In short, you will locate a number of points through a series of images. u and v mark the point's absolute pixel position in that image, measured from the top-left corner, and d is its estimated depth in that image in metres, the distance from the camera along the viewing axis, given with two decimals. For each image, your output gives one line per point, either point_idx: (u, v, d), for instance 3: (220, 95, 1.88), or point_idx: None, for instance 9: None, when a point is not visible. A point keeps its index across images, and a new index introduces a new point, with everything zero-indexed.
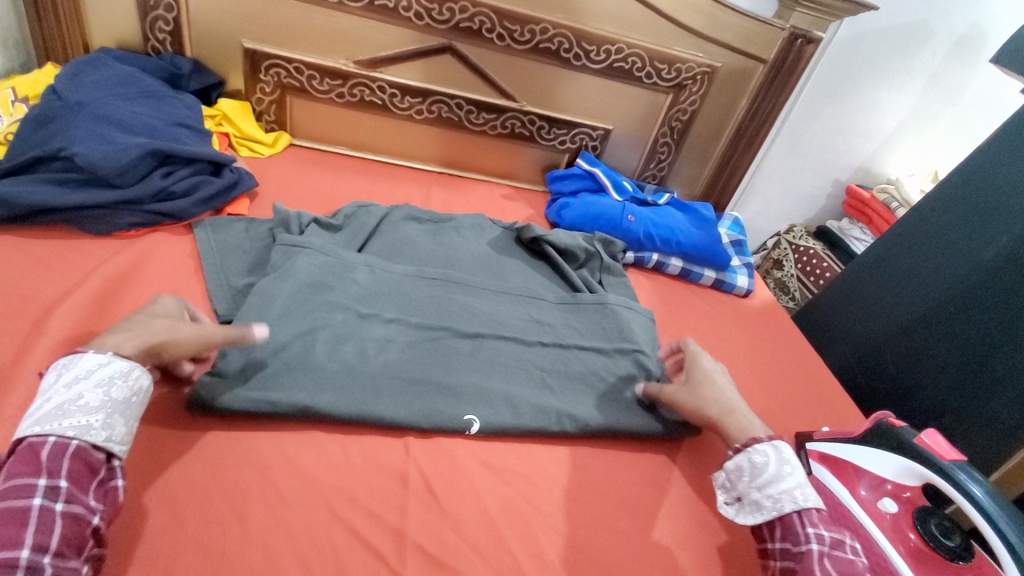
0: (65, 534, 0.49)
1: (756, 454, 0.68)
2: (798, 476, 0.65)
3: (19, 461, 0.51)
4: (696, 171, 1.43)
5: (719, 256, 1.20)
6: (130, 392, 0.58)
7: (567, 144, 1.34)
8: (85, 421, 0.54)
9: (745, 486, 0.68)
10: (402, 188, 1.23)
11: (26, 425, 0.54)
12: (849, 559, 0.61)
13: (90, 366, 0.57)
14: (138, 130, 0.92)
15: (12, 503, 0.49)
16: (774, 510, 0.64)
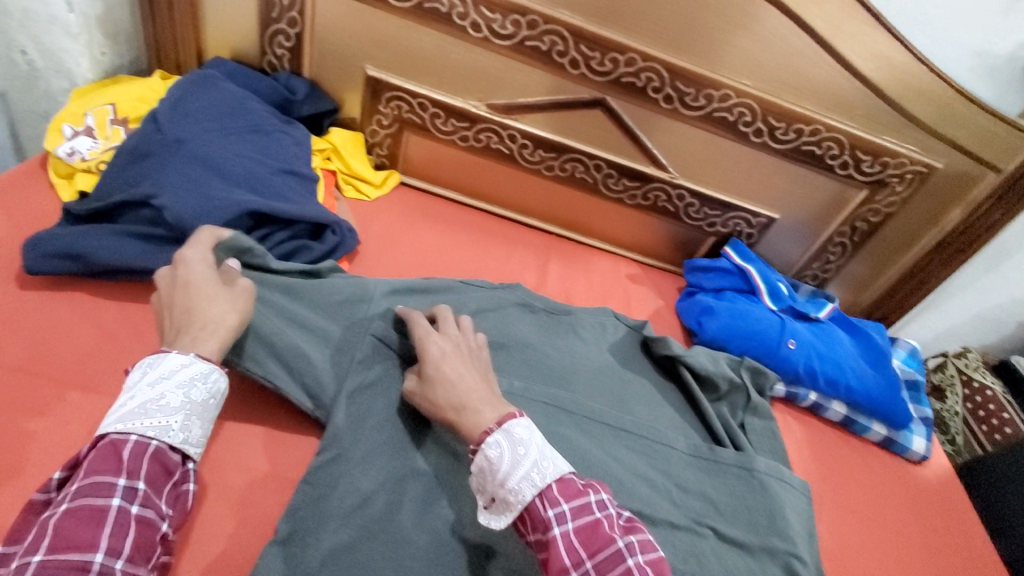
0: (136, 542, 0.48)
1: (489, 448, 0.56)
2: (530, 458, 0.56)
3: (99, 458, 0.49)
4: (870, 278, 1.17)
5: (897, 410, 0.95)
6: (209, 395, 0.56)
7: (716, 227, 1.11)
8: (164, 423, 0.52)
9: (488, 485, 0.56)
10: (516, 256, 1.06)
11: (106, 422, 0.51)
12: (596, 525, 0.54)
13: (173, 365, 0.54)
14: (238, 179, 0.79)
15: (91, 505, 0.47)
16: (519, 502, 0.55)
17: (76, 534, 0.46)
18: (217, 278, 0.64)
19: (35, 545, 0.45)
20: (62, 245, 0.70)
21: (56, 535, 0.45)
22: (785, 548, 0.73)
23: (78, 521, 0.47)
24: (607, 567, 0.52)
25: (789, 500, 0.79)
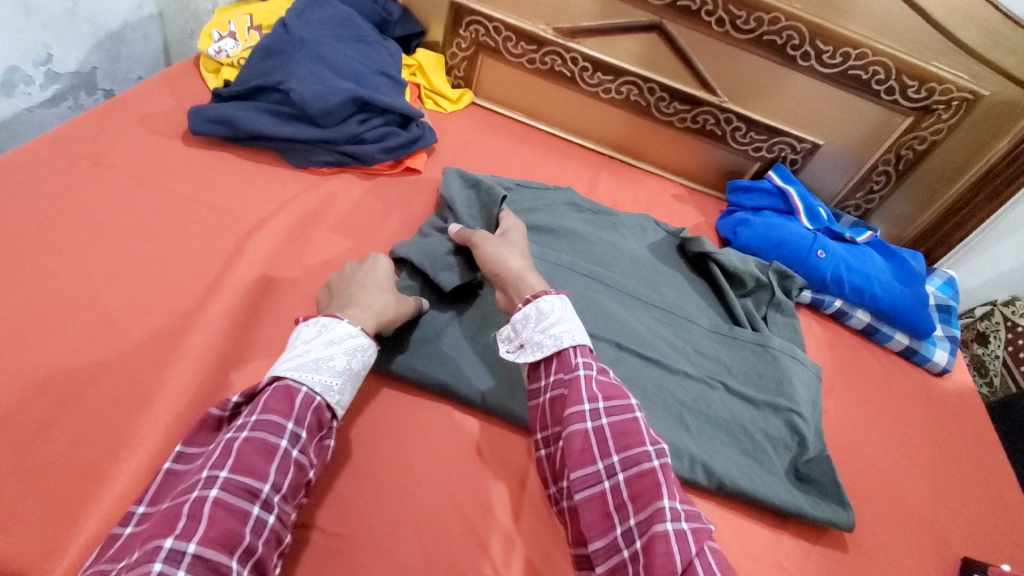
0: (292, 482, 0.55)
1: (543, 302, 0.71)
2: (574, 322, 0.70)
3: (275, 398, 0.58)
4: (913, 212, 1.21)
5: (923, 322, 1.00)
6: (361, 367, 0.66)
7: (761, 152, 1.19)
8: (330, 382, 0.62)
9: (530, 331, 0.70)
10: (571, 168, 1.19)
11: (283, 368, 0.61)
12: (613, 384, 0.66)
13: (342, 334, 0.65)
14: (346, 75, 0.96)
15: (265, 440, 0.55)
16: (554, 346, 0.68)
17: (252, 461, 0.54)
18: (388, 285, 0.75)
19: (218, 463, 0.53)
20: (217, 113, 0.90)
21: (237, 459, 0.53)
22: (787, 405, 0.83)
23: (254, 451, 0.54)
24: (617, 413, 0.63)
25: (798, 374, 0.88)
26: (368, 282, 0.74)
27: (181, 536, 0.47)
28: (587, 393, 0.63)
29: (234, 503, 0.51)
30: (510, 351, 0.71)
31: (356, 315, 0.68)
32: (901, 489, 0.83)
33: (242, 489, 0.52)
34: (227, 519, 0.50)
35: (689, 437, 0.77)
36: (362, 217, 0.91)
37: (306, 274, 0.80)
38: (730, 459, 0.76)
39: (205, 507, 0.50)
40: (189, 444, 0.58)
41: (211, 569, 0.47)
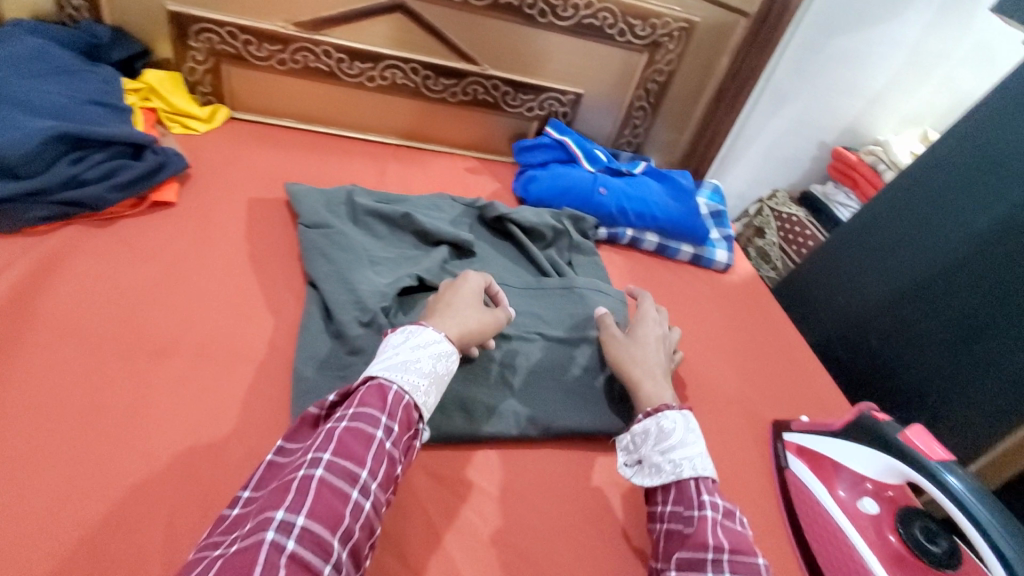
0: (384, 473, 0.54)
1: (665, 420, 0.62)
2: (699, 447, 0.61)
3: (368, 395, 0.57)
4: (675, 135, 1.36)
5: (698, 231, 1.13)
6: (447, 370, 0.63)
7: (535, 111, 1.25)
8: (416, 382, 0.59)
9: (649, 449, 0.62)
10: (353, 164, 1.14)
11: (375, 370, 0.60)
12: (739, 531, 0.56)
13: (429, 338, 0.63)
14: (45, 111, 0.83)
15: (364, 429, 0.54)
16: (673, 473, 0.59)
17: (352, 447, 0.53)
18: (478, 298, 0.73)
19: (322, 447, 0.52)
20: None
21: (340, 444, 0.53)
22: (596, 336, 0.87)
23: (355, 439, 0.53)
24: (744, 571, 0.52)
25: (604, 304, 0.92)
26: (457, 294, 0.72)
27: (290, 508, 0.47)
28: (712, 543, 0.53)
29: (338, 485, 0.50)
30: (628, 466, 0.64)
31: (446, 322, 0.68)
32: (710, 376, 0.91)
33: (344, 474, 0.51)
34: (332, 497, 0.49)
35: (513, 396, 0.77)
36: (102, 267, 0.78)
37: (33, 350, 0.67)
38: (555, 403, 0.78)
39: (312, 486, 0.49)
40: (290, 440, 0.58)
41: (317, 544, 0.47)
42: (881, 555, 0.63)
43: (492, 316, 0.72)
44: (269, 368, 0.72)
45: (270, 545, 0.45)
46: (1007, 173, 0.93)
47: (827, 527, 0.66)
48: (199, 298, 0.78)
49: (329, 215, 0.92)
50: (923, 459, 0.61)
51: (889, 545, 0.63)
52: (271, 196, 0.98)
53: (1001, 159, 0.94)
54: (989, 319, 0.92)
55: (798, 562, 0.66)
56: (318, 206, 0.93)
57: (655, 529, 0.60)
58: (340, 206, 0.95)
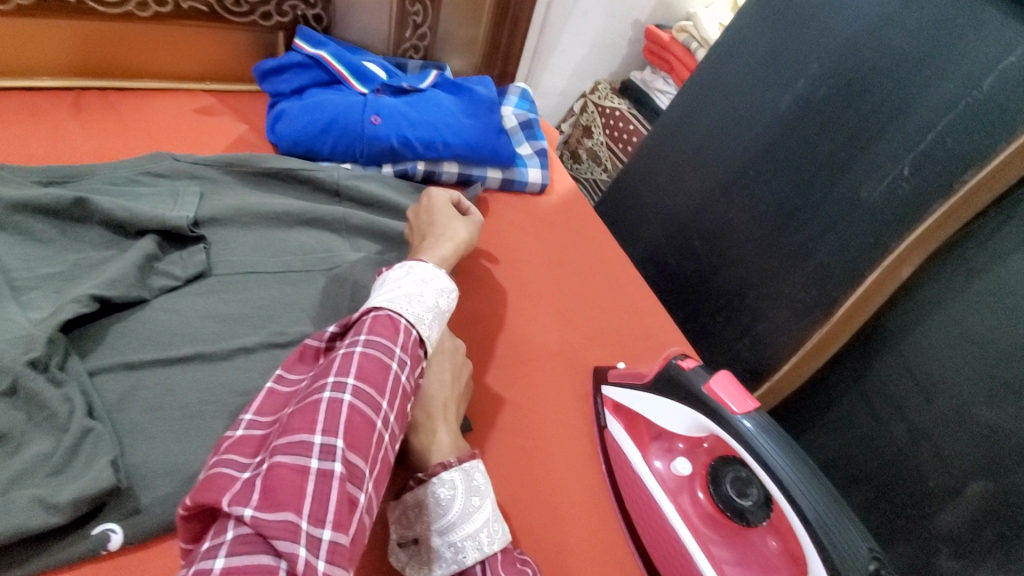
0: (403, 406, 0.48)
1: (441, 488, 0.52)
2: (485, 512, 0.52)
3: (379, 323, 0.49)
4: (470, 30, 1.13)
5: (502, 151, 0.96)
6: (449, 307, 0.58)
7: (275, 18, 0.95)
8: (420, 315, 0.53)
9: (425, 527, 0.52)
10: (8, 129, 0.79)
11: (377, 302, 0.53)
12: None
13: (429, 273, 0.58)
14: None
15: (381, 355, 0.47)
16: (454, 560, 0.50)
17: (375, 371, 0.46)
18: (450, 209, 0.78)
19: (343, 369, 0.45)
20: None
21: (361, 366, 0.45)
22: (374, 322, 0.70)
23: (375, 363, 0.46)
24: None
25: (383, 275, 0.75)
26: (434, 215, 0.76)
27: (327, 429, 0.40)
28: None
29: (365, 413, 0.43)
30: (401, 547, 0.53)
31: (436, 252, 0.70)
32: (526, 329, 0.79)
33: (371, 400, 0.44)
34: (366, 422, 0.43)
35: None
36: None
37: None
38: None
39: (344, 408, 0.42)
40: (289, 369, 0.52)
41: (353, 474, 0.40)
42: (696, 520, 0.57)
43: (469, 225, 0.77)
44: None
45: (316, 473, 0.38)
46: (809, 40, 0.84)
47: (641, 495, 0.59)
48: None
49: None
50: (728, 415, 0.53)
51: (699, 506, 0.58)
52: None
53: (801, 25, 0.85)
54: (793, 207, 0.87)
55: (631, 550, 0.60)
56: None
57: None
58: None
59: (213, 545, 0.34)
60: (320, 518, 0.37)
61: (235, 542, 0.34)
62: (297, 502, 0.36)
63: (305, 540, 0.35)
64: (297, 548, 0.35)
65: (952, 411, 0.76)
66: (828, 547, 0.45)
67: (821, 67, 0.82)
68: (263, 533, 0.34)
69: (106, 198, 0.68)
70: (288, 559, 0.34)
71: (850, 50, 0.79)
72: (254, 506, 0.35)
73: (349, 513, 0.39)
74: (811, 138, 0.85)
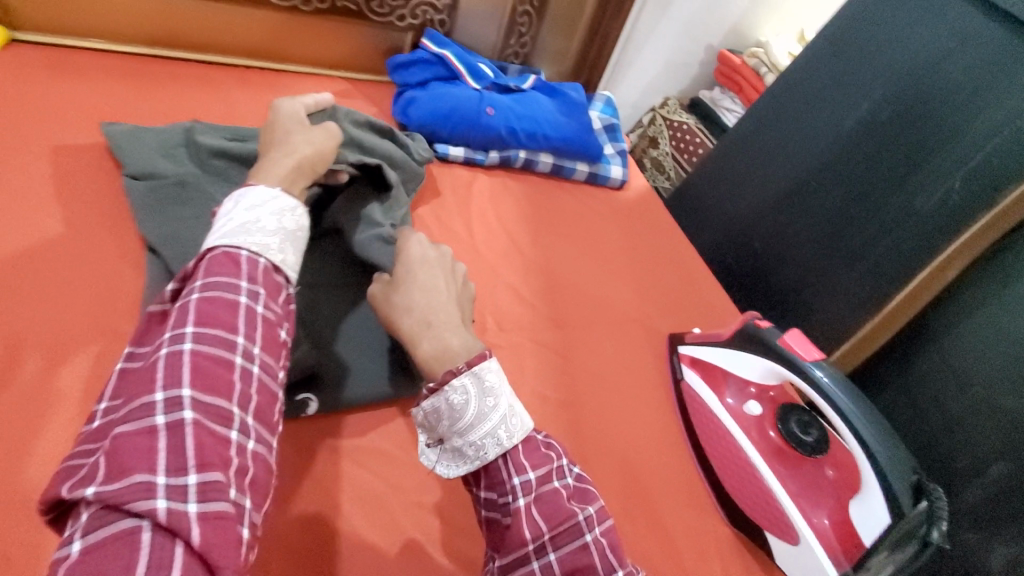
0: (265, 335, 0.46)
1: (452, 392, 0.50)
2: (500, 411, 0.50)
3: (214, 263, 0.46)
4: (564, 43, 1.27)
5: (591, 147, 1.09)
6: (298, 226, 0.53)
7: (407, 20, 1.10)
8: (265, 241, 0.49)
9: (447, 430, 0.51)
10: (193, 94, 0.94)
11: (212, 237, 0.48)
12: (556, 498, 0.48)
13: (262, 197, 0.53)
14: None
15: (224, 295, 0.44)
16: (477, 457, 0.49)
17: (219, 313, 0.43)
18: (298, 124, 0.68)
19: (179, 321, 0.42)
20: None
21: (201, 314, 0.43)
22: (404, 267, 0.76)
23: (220, 306, 0.44)
24: (565, 543, 0.47)
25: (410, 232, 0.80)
26: (280, 131, 0.66)
27: (172, 383, 0.39)
28: (526, 534, 0.46)
29: (217, 356, 0.42)
30: (431, 448, 0.53)
31: (271, 169, 0.59)
32: (610, 298, 0.90)
33: (220, 341, 0.42)
34: (220, 368, 0.41)
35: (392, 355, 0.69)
36: None
37: None
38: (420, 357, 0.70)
39: (186, 359, 0.40)
40: (138, 344, 0.45)
41: (220, 416, 0.40)
42: (767, 451, 0.69)
43: (325, 131, 0.67)
44: (110, 358, 0.60)
45: (165, 428, 0.37)
46: (879, 67, 0.94)
47: (717, 430, 0.72)
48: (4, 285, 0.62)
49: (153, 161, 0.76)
50: (799, 362, 0.64)
51: (770, 440, 0.70)
52: (79, 145, 0.78)
53: (868, 53, 0.96)
54: (851, 215, 0.99)
55: (703, 479, 0.71)
56: (150, 151, 0.77)
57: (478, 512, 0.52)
58: (177, 147, 0.80)
59: (71, 531, 0.34)
60: (181, 467, 0.37)
61: (90, 521, 0.34)
62: (148, 462, 0.36)
63: (166, 491, 0.35)
64: (156, 503, 0.34)
65: (983, 401, 0.87)
66: (882, 464, 0.58)
67: (885, 92, 0.94)
68: (116, 504, 0.34)
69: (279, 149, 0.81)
70: (149, 515, 0.34)
71: (912, 79, 0.90)
72: (98, 483, 0.34)
73: (217, 450, 0.39)
74: (873, 154, 0.96)
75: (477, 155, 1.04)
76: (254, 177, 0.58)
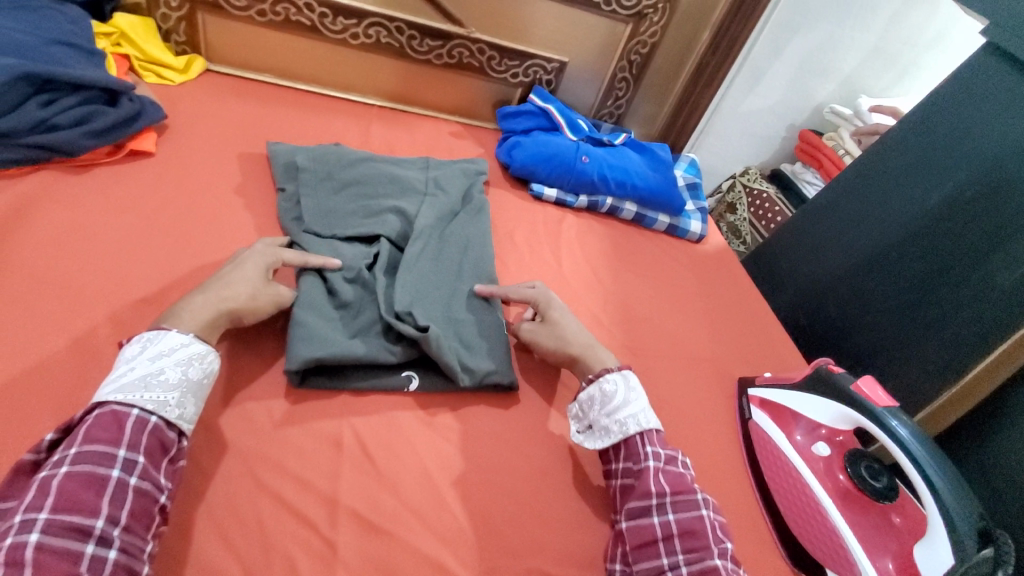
0: (133, 510, 0.49)
1: (606, 383, 0.69)
2: (639, 403, 0.69)
3: (99, 426, 0.51)
4: (654, 109, 1.39)
5: (675, 201, 1.17)
6: (203, 374, 0.58)
7: (519, 78, 1.25)
8: (163, 397, 0.54)
9: (597, 413, 0.69)
10: (338, 124, 1.12)
11: (108, 394, 0.53)
12: (680, 474, 0.65)
13: (172, 345, 0.57)
14: (4, 49, 0.77)
15: (92, 471, 0.49)
16: (621, 432, 0.67)
17: (79, 494, 0.47)
18: (252, 271, 0.68)
19: (38, 501, 0.46)
20: None
21: (61, 495, 0.46)
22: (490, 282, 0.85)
23: (79, 484, 0.48)
24: (684, 509, 0.61)
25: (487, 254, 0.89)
26: (228, 277, 0.66)
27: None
28: (653, 486, 0.62)
29: (63, 543, 0.44)
30: (580, 432, 0.70)
31: (193, 315, 0.60)
32: (684, 337, 0.95)
33: (76, 525, 0.46)
34: (63, 557, 0.44)
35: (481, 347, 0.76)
36: (80, 214, 0.75)
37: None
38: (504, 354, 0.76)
39: (29, 549, 0.43)
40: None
41: None
42: (834, 493, 0.70)
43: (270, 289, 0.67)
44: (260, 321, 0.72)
45: None
46: (965, 149, 0.98)
47: (782, 466, 0.74)
48: (189, 252, 0.77)
49: (302, 176, 0.89)
50: (871, 407, 0.67)
51: (839, 484, 0.71)
52: (252, 155, 0.96)
53: (955, 136, 0.99)
54: (929, 288, 1.01)
55: (762, 515, 0.73)
56: (303, 164, 0.90)
57: (609, 484, 0.68)
58: (322, 157, 0.92)
59: None
60: None
61: None
62: None
63: None
64: None
65: None
66: (950, 510, 0.58)
67: (970, 174, 0.97)
68: None
69: (396, 174, 0.94)
70: None
71: (998, 163, 0.93)
72: None
73: None
74: (955, 231, 0.98)
75: (568, 198, 1.14)
76: (171, 319, 0.60)
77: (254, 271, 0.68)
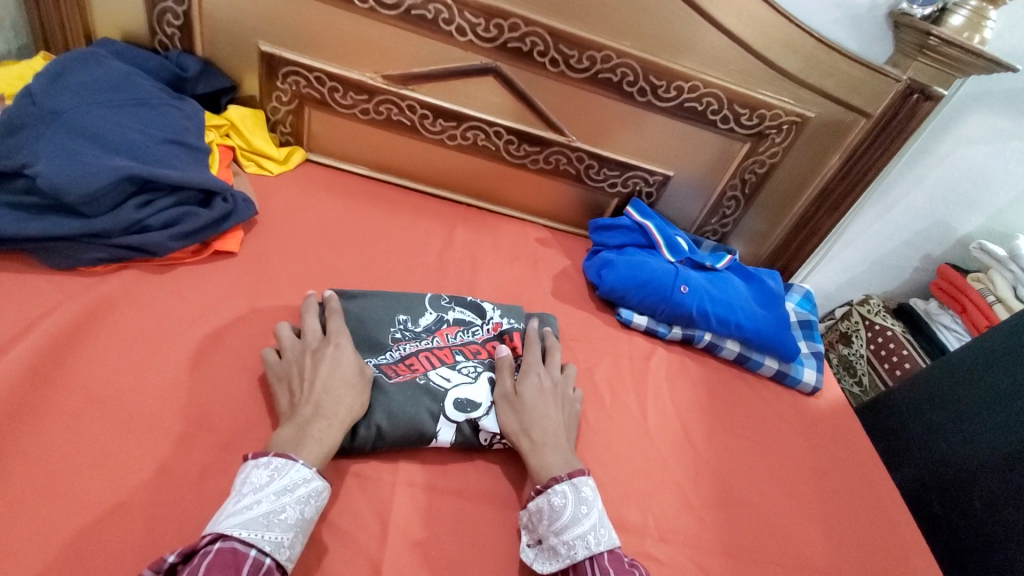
0: None
1: (554, 495, 0.62)
2: (591, 518, 0.61)
3: (218, 565, 0.48)
4: (766, 229, 1.24)
5: (787, 346, 1.01)
6: (315, 512, 0.57)
7: (617, 188, 1.17)
8: (280, 538, 0.52)
9: (545, 528, 0.62)
10: (424, 223, 1.08)
11: (231, 523, 0.52)
12: None
13: (296, 479, 0.56)
14: (117, 147, 0.79)
15: None
16: (568, 556, 0.59)
17: None
18: (349, 366, 0.68)
19: None
20: None
21: None
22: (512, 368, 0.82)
23: None
24: None
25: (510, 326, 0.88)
26: (332, 385, 0.65)
27: None
28: None
29: None
30: (529, 546, 0.63)
31: (325, 439, 0.61)
32: (792, 532, 0.78)
33: None
34: None
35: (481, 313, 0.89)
36: (149, 321, 0.73)
37: (52, 416, 0.61)
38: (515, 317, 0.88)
39: None
40: None
41: None
42: None
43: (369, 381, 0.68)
44: None
45: None
46: None
47: None
48: (246, 372, 0.72)
49: None
50: None
51: None
52: (332, 259, 0.92)
53: None
54: None
55: None
56: None
57: None
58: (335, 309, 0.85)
59: None
60: None
61: None
62: None
63: None
64: None
65: None
66: None
67: None
68: None
69: None
70: None
71: None
72: None
73: None
74: None
75: (660, 328, 1.02)
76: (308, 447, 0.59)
77: (346, 363, 0.68)
